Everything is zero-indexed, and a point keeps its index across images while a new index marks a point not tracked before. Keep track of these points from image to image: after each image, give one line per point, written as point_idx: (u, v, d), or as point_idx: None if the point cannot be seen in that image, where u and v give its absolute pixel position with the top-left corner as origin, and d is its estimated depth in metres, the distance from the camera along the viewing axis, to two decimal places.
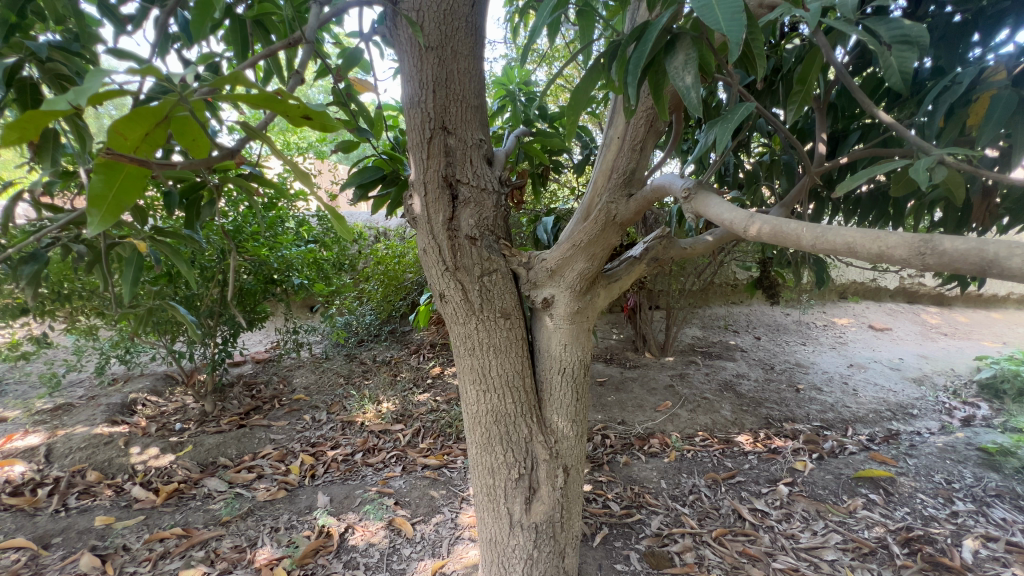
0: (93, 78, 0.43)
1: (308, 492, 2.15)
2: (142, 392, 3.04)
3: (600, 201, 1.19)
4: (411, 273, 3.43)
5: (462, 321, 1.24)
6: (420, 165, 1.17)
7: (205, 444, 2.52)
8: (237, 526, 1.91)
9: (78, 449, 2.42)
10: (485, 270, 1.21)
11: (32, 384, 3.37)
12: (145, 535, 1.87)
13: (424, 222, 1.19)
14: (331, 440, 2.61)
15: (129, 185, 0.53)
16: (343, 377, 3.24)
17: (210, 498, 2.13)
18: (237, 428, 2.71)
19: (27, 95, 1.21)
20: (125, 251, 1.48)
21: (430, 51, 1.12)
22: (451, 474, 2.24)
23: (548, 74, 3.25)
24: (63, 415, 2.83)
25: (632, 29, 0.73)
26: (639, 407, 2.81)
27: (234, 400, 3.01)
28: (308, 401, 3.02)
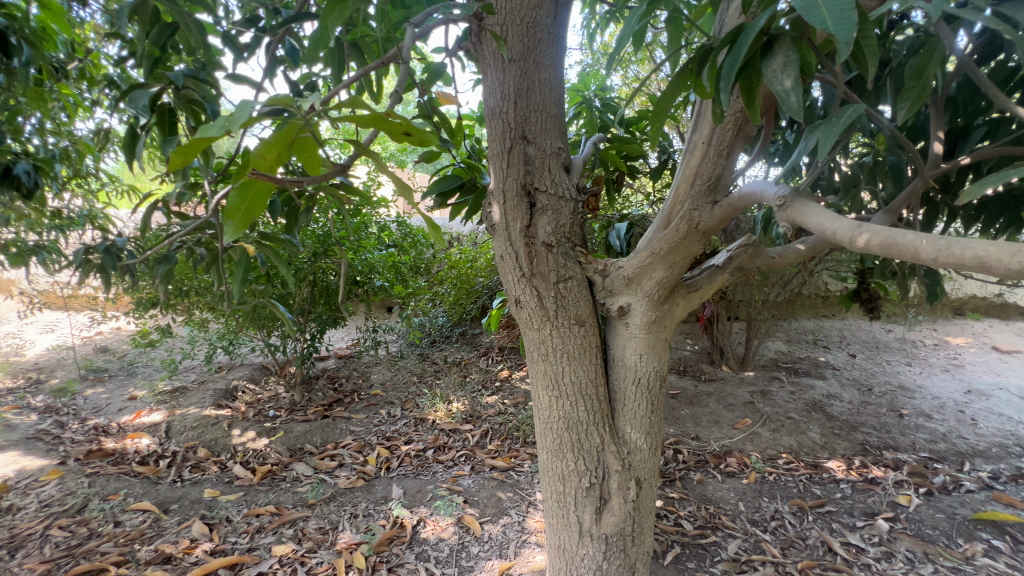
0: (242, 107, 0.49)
1: (384, 483, 2.28)
2: (242, 380, 3.38)
3: (682, 208, 1.16)
4: (482, 277, 3.52)
5: (536, 327, 1.25)
6: (500, 174, 1.20)
7: (295, 431, 2.75)
8: (321, 510, 2.06)
9: (191, 428, 2.75)
10: (561, 277, 1.22)
11: (156, 368, 3.88)
12: (245, 509, 2.07)
13: (501, 228, 1.22)
14: (404, 435, 2.73)
15: (257, 200, 0.60)
16: (416, 375, 3.39)
17: (298, 481, 2.32)
18: (322, 418, 2.93)
19: (165, 118, 1.44)
20: (236, 254, 1.66)
21: (513, 64, 1.16)
22: (518, 477, 2.26)
23: (623, 78, 3.21)
24: (179, 396, 3.23)
25: (726, 34, 0.71)
26: (715, 423, 2.68)
27: (319, 391, 3.25)
28: (385, 396, 3.19)
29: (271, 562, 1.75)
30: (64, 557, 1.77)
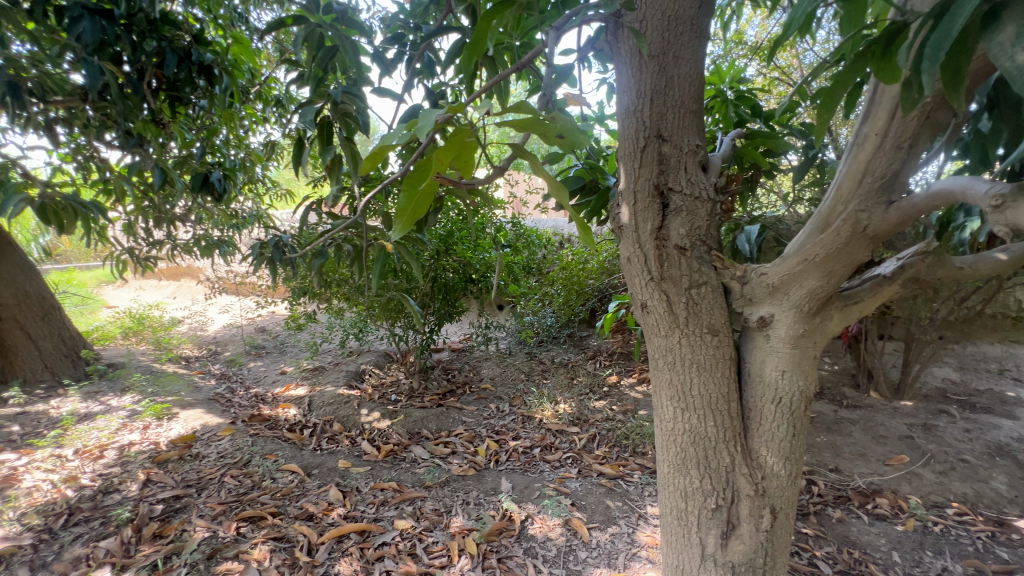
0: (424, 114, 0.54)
1: (493, 475, 2.36)
2: (369, 364, 3.74)
3: (845, 209, 1.02)
4: (593, 280, 3.49)
5: (663, 334, 1.20)
6: (631, 174, 1.17)
7: (414, 415, 2.97)
8: (437, 493, 2.19)
9: (328, 403, 3.11)
10: (694, 282, 1.15)
11: (301, 348, 4.46)
12: (371, 482, 2.28)
13: (630, 230, 1.18)
14: (512, 431, 2.80)
15: (422, 201, 0.65)
16: (524, 373, 3.45)
17: (416, 463, 2.49)
18: (437, 406, 3.12)
19: (324, 130, 1.68)
20: (376, 251, 1.83)
21: (652, 59, 1.11)
22: (628, 487, 2.20)
23: (760, 68, 2.94)
24: (319, 374, 3.68)
25: (932, 8, 0.61)
26: (861, 457, 2.33)
27: (435, 380, 3.46)
28: (494, 391, 3.30)
29: (394, 534, 1.91)
30: (234, 502, 2.11)
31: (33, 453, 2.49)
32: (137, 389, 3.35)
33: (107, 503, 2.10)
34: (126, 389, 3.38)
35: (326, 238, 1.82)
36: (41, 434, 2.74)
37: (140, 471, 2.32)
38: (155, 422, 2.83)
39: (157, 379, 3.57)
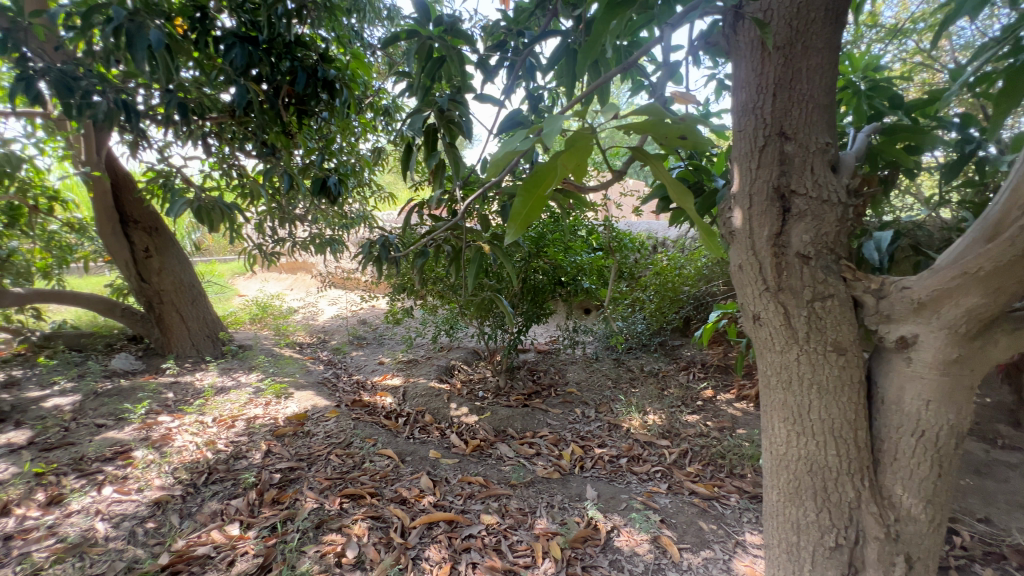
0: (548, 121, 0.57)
1: (578, 480, 2.33)
2: (459, 360, 3.89)
3: (1020, 216, 0.87)
4: (689, 286, 3.36)
5: (779, 349, 1.10)
6: (747, 176, 1.09)
7: (500, 413, 3.03)
8: (522, 492, 2.22)
9: (421, 395, 3.28)
10: (819, 294, 1.04)
11: (397, 341, 4.76)
12: (459, 475, 2.37)
13: (744, 236, 1.10)
14: (598, 438, 2.75)
15: (536, 205, 0.68)
16: (611, 380, 3.37)
17: (502, 460, 2.54)
18: (523, 406, 3.16)
19: (429, 135, 1.79)
20: (472, 253, 1.88)
21: (776, 51, 1.03)
22: (724, 510, 2.05)
23: (898, 53, 2.60)
24: (412, 367, 3.90)
25: None
26: (1021, 509, 1.96)
27: (520, 380, 3.51)
28: (580, 396, 3.27)
29: (480, 527, 1.97)
30: (338, 479, 2.31)
31: (183, 417, 2.93)
32: (261, 369, 3.81)
33: (237, 467, 2.41)
34: (253, 368, 3.85)
35: (429, 239, 1.94)
36: (189, 402, 3.22)
37: (263, 442, 2.63)
38: (275, 399, 3.19)
39: (277, 361, 4.02)
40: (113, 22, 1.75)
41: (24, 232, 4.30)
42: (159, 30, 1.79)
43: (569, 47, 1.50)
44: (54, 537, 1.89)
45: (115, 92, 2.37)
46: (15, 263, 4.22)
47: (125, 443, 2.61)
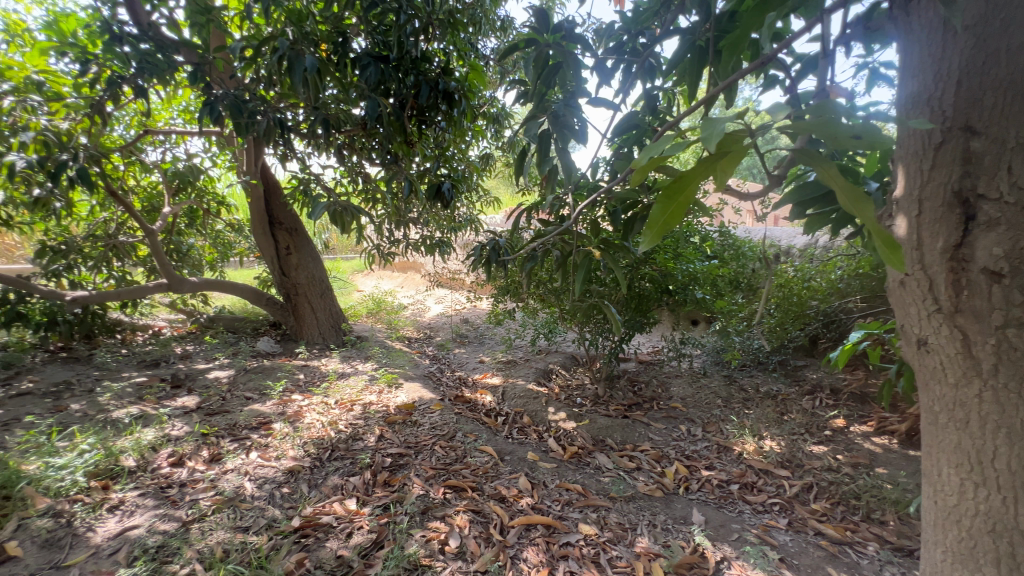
0: (711, 120, 0.54)
1: (683, 502, 2.21)
2: (557, 364, 3.89)
3: None
4: (817, 301, 3.02)
5: (952, 382, 0.95)
6: (916, 178, 0.94)
7: (599, 422, 2.96)
8: (621, 506, 2.15)
9: (519, 396, 3.34)
10: (1012, 321, 0.85)
11: (496, 342, 4.89)
12: (557, 480, 2.36)
13: (908, 248, 0.96)
14: (705, 459, 2.58)
15: (677, 211, 0.65)
16: (721, 398, 3.13)
17: (600, 471, 2.49)
18: (622, 417, 3.06)
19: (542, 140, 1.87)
20: (580, 258, 1.87)
21: (965, 32, 0.87)
22: (858, 559, 1.80)
23: None
24: (511, 367, 3.98)
25: None
26: None
27: (620, 390, 3.40)
28: (685, 412, 3.09)
29: (578, 536, 1.94)
30: (442, 469, 2.43)
31: (311, 397, 3.30)
32: (375, 359, 4.15)
33: (355, 447, 2.65)
34: (369, 358, 4.22)
35: (540, 243, 1.97)
36: (316, 384, 3.62)
37: (376, 427, 2.86)
38: (387, 388, 3.46)
39: (389, 353, 4.36)
40: (278, 51, 2.07)
41: (199, 231, 5.17)
42: (312, 56, 2.07)
43: (697, 46, 1.43)
44: (214, 489, 2.23)
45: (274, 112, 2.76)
46: (192, 256, 5.09)
47: (267, 415, 3.01)
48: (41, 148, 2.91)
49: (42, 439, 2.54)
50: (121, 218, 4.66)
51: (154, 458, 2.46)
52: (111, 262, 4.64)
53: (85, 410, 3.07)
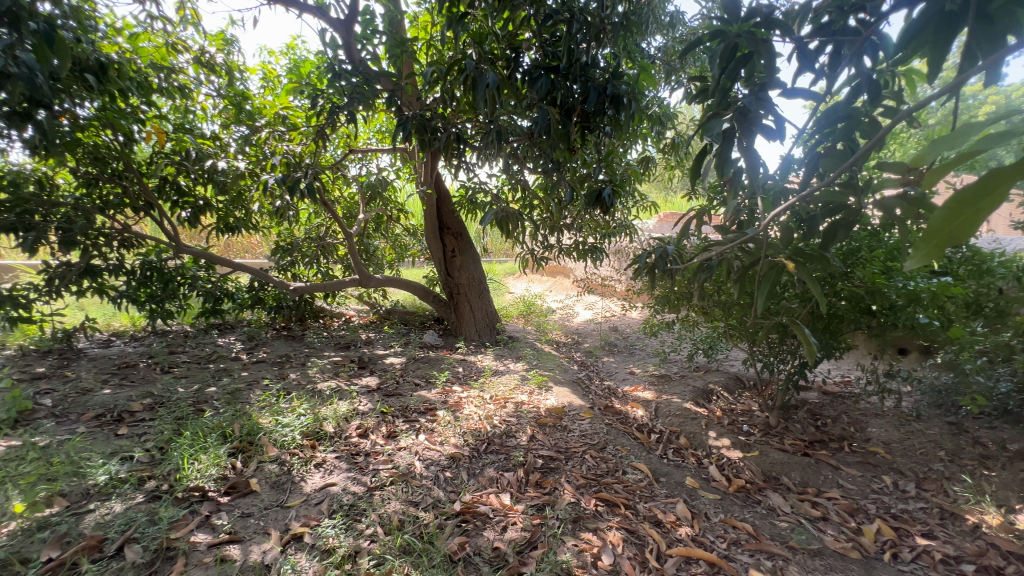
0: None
1: (888, 571, 1.86)
2: (718, 384, 3.54)
3: None
4: None
5: None
6: None
7: (771, 456, 2.60)
8: (803, 561, 1.86)
9: (674, 414, 3.13)
10: None
11: (648, 354, 4.68)
12: (721, 514, 2.14)
13: None
14: (921, 524, 2.12)
15: (966, 228, 0.63)
16: (945, 451, 2.51)
17: (774, 512, 2.19)
18: (802, 454, 2.64)
19: (725, 139, 1.80)
20: (763, 269, 1.74)
21: None
22: None
23: None
24: (665, 383, 3.74)
25: None
26: None
27: (798, 423, 2.96)
28: (889, 460, 2.56)
29: None
30: (593, 480, 2.39)
31: (469, 390, 3.55)
32: (526, 360, 4.30)
33: (509, 443, 2.76)
34: (520, 358, 4.39)
35: (716, 255, 1.91)
36: (473, 378, 3.88)
37: (528, 427, 2.94)
38: (537, 389, 3.54)
39: (540, 356, 4.48)
40: (466, 72, 2.34)
41: (383, 234, 5.98)
42: (494, 72, 2.27)
43: (946, 11, 1.07)
44: (391, 463, 2.53)
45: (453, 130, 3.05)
46: (377, 256, 5.91)
47: (432, 402, 3.32)
48: (282, 168, 3.66)
49: (271, 400, 3.18)
50: (328, 223, 5.64)
51: (347, 427, 2.89)
52: (320, 260, 5.63)
53: (299, 380, 3.76)
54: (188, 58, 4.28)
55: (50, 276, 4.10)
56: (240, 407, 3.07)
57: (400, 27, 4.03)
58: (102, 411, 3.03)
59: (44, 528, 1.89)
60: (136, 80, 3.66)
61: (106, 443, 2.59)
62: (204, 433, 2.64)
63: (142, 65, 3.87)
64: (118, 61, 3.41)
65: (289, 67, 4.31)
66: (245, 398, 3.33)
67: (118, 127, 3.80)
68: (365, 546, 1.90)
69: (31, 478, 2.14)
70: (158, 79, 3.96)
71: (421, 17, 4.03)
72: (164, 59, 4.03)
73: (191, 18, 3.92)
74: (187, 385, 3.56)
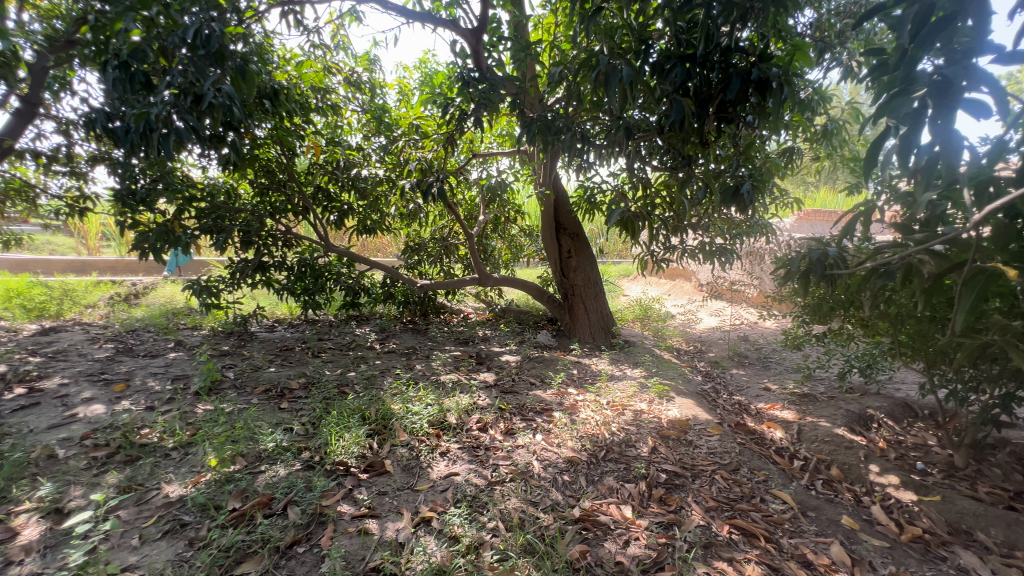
0: None
1: None
2: (880, 410, 3.02)
3: None
4: None
5: None
6: None
7: (959, 504, 2.16)
8: None
9: (823, 440, 2.74)
10: None
11: (786, 369, 4.18)
12: (890, 566, 1.86)
13: None
14: None
15: None
16: None
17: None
18: (1004, 507, 2.15)
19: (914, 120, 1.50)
20: (965, 277, 1.47)
21: None
22: None
23: None
24: (809, 403, 3.30)
25: None
26: None
27: (997, 468, 2.40)
28: None
29: None
30: (726, 504, 2.19)
31: (585, 394, 3.49)
32: (644, 367, 4.10)
33: (628, 453, 2.65)
34: (637, 364, 4.20)
35: (897, 258, 1.70)
36: (589, 381, 3.81)
37: (649, 437, 2.80)
38: (657, 399, 3.35)
39: (660, 363, 4.25)
40: (598, 68, 2.32)
41: (500, 235, 6.17)
42: (628, 66, 2.21)
43: None
44: (510, 459, 2.57)
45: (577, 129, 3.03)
46: (494, 256, 6.12)
47: (548, 403, 3.32)
48: (416, 174, 3.96)
49: (401, 388, 3.45)
50: (451, 225, 5.97)
51: (468, 420, 3.01)
52: (443, 259, 5.99)
53: (424, 371, 4.03)
54: (339, 79, 4.84)
55: (233, 270, 4.96)
56: (375, 392, 3.38)
57: (524, 31, 4.10)
58: (269, 386, 3.55)
59: (230, 481, 2.26)
60: (299, 102, 4.23)
61: (273, 415, 3.02)
62: (347, 413, 2.95)
63: (305, 89, 4.46)
64: (287, 87, 3.98)
65: (422, 80, 4.64)
66: (379, 384, 3.66)
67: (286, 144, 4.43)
68: (488, 539, 1.95)
69: (221, 438, 2.57)
70: (316, 100, 4.53)
71: (544, 19, 4.05)
72: (321, 81, 4.61)
73: (343, 43, 4.42)
74: (332, 369, 4.02)
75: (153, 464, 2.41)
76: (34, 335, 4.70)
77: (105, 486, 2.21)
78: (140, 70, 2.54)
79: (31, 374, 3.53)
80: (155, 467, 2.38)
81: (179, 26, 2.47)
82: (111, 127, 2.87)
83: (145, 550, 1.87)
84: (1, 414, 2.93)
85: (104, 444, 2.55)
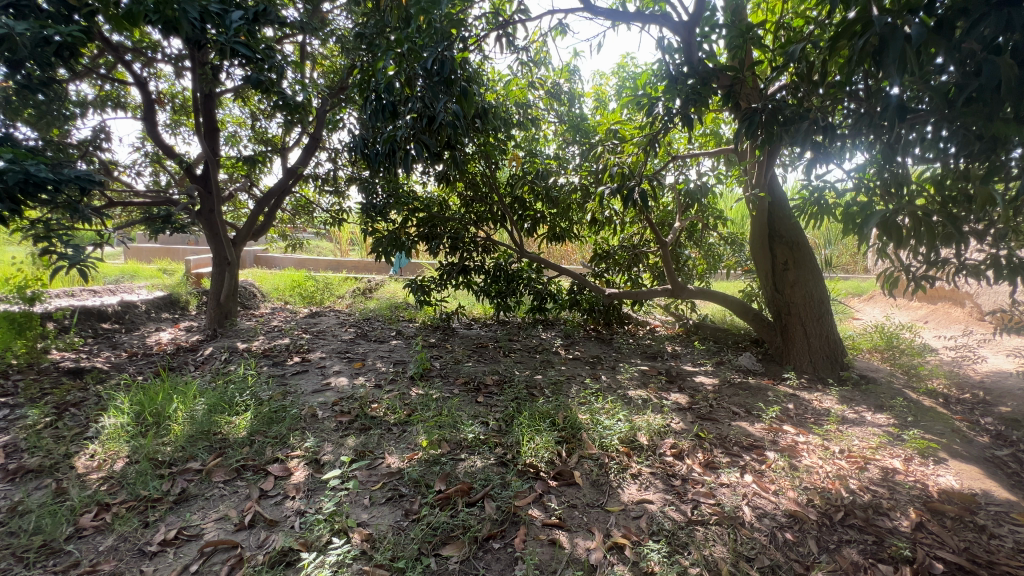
0: None
1: None
2: None
3: None
4: None
5: None
6: None
7: None
8: None
9: None
10: None
11: None
12: None
13: None
14: None
15: None
16: None
17: None
18: None
19: None
20: None
21: None
22: None
23: None
24: None
25: None
26: None
27: None
28: None
29: None
30: None
31: (808, 435, 2.88)
32: (894, 413, 3.21)
33: (880, 524, 2.07)
34: (882, 408, 3.31)
35: None
36: (813, 421, 3.14)
37: (911, 508, 2.15)
38: (919, 458, 2.56)
39: (919, 411, 3.28)
40: (868, 34, 1.85)
41: (695, 243, 5.66)
42: (918, 23, 1.70)
43: None
44: (714, 498, 2.24)
45: (813, 119, 2.52)
46: (687, 266, 5.66)
47: (758, 439, 2.84)
48: (616, 179, 3.88)
49: (588, 398, 3.37)
50: (642, 232, 5.73)
51: (661, 443, 2.76)
52: (631, 268, 5.78)
53: (611, 383, 3.89)
54: (540, 93, 5.08)
55: (443, 272, 5.64)
56: (563, 398, 3.37)
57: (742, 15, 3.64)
58: (467, 379, 3.87)
59: (438, 463, 2.49)
60: (505, 118, 4.54)
61: (471, 407, 3.27)
62: (537, 416, 3.00)
63: (510, 105, 4.79)
64: (497, 105, 4.30)
65: (621, 85, 4.53)
66: (565, 391, 3.65)
67: (491, 157, 4.82)
68: None
69: (431, 422, 2.87)
70: (519, 114, 4.83)
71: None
72: (524, 97, 4.89)
73: (547, 58, 4.60)
74: (521, 370, 4.19)
75: (380, 435, 2.81)
76: (306, 317, 6.10)
77: (347, 447, 2.66)
78: (390, 101, 3.04)
79: (303, 347, 4.55)
80: (382, 438, 2.77)
81: (421, 58, 2.89)
82: (366, 151, 3.45)
83: (373, 511, 2.16)
84: (285, 376, 3.83)
85: (347, 412, 3.09)
